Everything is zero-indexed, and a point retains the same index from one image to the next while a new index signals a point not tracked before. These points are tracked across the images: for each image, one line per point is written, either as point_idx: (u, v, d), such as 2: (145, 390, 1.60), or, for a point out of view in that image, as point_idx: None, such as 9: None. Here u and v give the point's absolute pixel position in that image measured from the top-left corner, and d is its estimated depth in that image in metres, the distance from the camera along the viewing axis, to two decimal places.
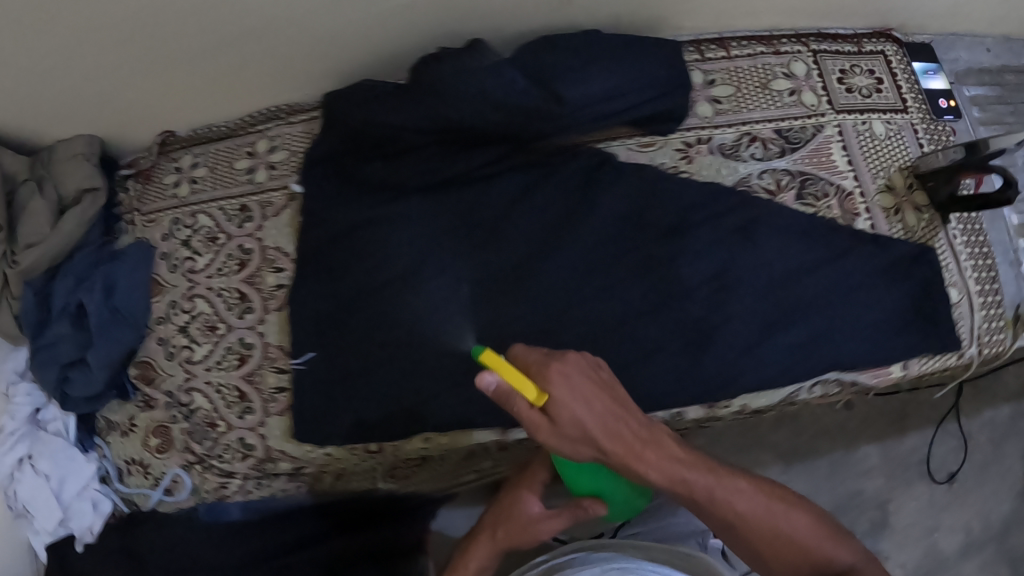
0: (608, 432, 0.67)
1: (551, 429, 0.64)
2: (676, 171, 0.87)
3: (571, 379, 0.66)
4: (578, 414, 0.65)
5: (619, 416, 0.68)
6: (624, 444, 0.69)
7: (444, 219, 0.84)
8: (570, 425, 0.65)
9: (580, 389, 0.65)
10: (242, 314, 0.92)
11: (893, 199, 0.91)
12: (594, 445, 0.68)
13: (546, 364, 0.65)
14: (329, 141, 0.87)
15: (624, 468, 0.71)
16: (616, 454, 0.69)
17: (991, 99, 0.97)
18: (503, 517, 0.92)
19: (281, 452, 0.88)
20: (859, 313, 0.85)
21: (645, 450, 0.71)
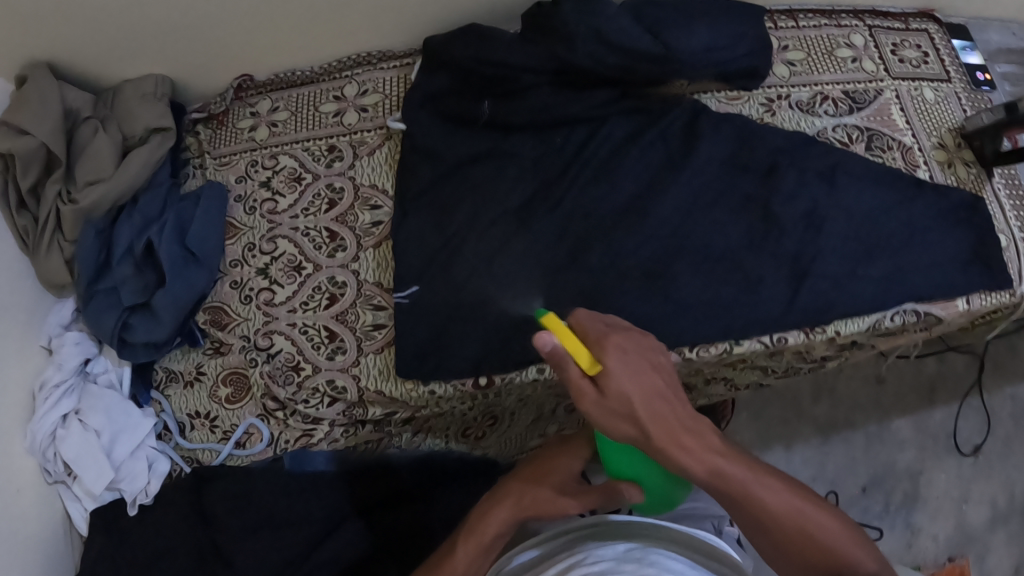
0: (652, 410, 0.58)
1: (597, 402, 0.58)
2: (763, 121, 0.94)
3: (625, 352, 0.59)
4: (626, 385, 0.57)
5: (668, 398, 0.60)
6: (669, 429, 0.59)
7: (553, 159, 0.87)
8: (615, 398, 0.58)
9: (634, 361, 0.59)
10: (333, 252, 0.89)
11: (945, 155, 1.00)
12: (636, 426, 0.59)
13: (604, 333, 0.59)
14: (436, 83, 0.90)
15: (661, 457, 0.61)
16: (658, 438, 0.59)
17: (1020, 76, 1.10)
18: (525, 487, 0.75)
19: (376, 393, 0.84)
20: (932, 254, 0.91)
21: (686, 438, 0.61)
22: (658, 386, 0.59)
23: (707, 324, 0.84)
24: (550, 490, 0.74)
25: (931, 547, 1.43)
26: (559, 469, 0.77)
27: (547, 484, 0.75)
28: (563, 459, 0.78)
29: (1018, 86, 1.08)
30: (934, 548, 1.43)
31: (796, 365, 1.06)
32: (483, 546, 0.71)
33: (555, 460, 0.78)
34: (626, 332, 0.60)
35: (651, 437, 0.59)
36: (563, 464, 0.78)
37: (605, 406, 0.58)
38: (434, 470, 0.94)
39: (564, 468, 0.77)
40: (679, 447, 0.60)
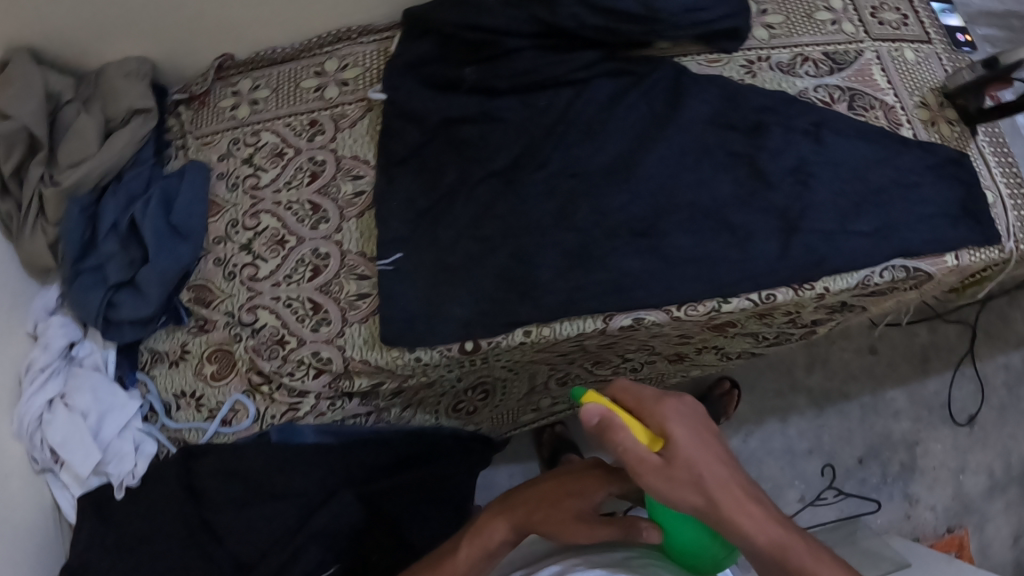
0: (716, 477, 0.61)
1: (661, 472, 0.60)
2: (744, 82, 0.93)
3: (684, 420, 0.63)
4: (688, 450, 0.61)
5: (728, 467, 0.63)
6: (733, 498, 0.61)
7: (537, 123, 0.86)
8: (677, 463, 0.61)
9: (692, 428, 0.63)
10: (316, 224, 0.88)
11: (929, 114, 1.01)
12: (702, 495, 0.61)
13: (657, 403, 0.64)
14: (418, 50, 0.89)
15: (726, 529, 0.61)
16: (725, 505, 0.61)
17: (1000, 38, 1.10)
18: (542, 499, 0.78)
19: (362, 363, 0.83)
20: (915, 209, 0.93)
21: (748, 506, 0.62)
22: (716, 453, 0.62)
23: (697, 280, 0.83)
24: (557, 514, 0.75)
25: (930, 517, 1.46)
26: (579, 492, 0.77)
27: (558, 506, 0.76)
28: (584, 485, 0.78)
29: (998, 47, 1.09)
30: (932, 518, 1.46)
31: (786, 332, 1.06)
32: (487, 549, 0.74)
33: (578, 483, 0.78)
34: (678, 401, 0.65)
35: (717, 505, 0.61)
36: (584, 488, 0.78)
37: (670, 476, 0.60)
38: (429, 441, 0.95)
39: (584, 493, 0.77)
40: (743, 517, 0.61)
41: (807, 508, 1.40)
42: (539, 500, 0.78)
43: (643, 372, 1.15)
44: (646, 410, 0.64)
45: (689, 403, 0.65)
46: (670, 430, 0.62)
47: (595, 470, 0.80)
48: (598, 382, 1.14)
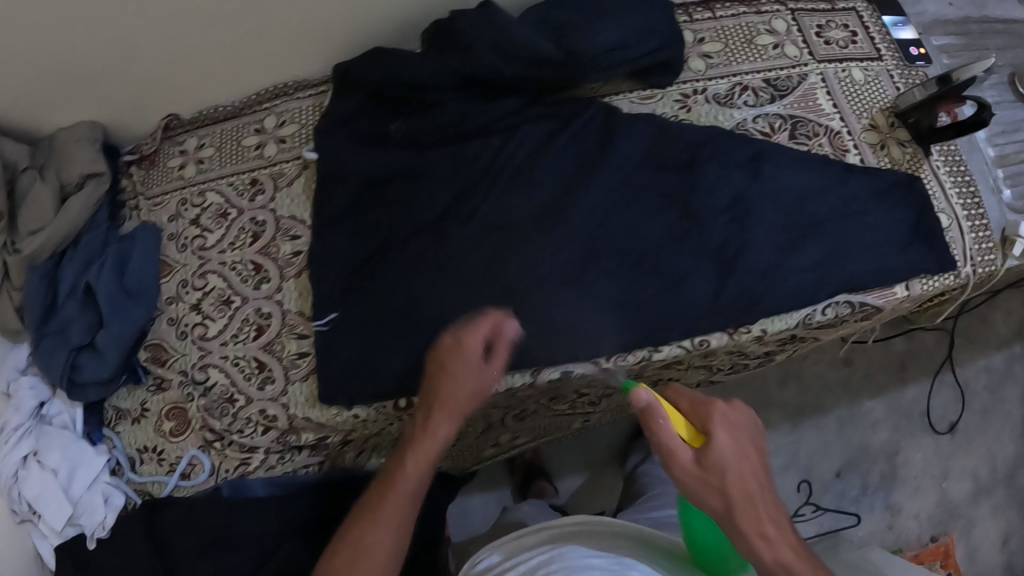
0: (744, 489, 0.65)
1: (692, 470, 0.65)
2: (678, 119, 0.91)
3: (732, 432, 0.67)
4: (725, 457, 0.65)
5: (758, 482, 0.66)
6: (752, 511, 0.65)
7: (463, 174, 0.86)
8: (711, 470, 0.65)
9: (735, 438, 0.67)
10: (258, 284, 0.91)
11: (877, 136, 0.99)
12: (723, 501, 0.65)
13: (708, 407, 0.68)
14: (345, 106, 0.90)
15: (738, 534, 0.66)
16: (742, 517, 0.65)
17: (958, 47, 1.08)
18: (443, 389, 0.72)
19: (304, 420, 0.87)
20: (864, 238, 0.90)
21: (762, 521, 0.66)
22: (753, 467, 0.66)
23: (627, 328, 0.83)
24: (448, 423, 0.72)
25: (914, 526, 1.44)
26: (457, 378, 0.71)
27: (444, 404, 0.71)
28: (465, 356, 0.71)
29: (955, 58, 1.07)
30: (916, 527, 1.44)
31: (741, 362, 1.05)
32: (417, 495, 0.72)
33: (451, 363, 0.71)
34: (728, 408, 0.69)
35: (736, 514, 0.65)
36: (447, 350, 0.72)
37: (699, 476, 0.65)
38: None
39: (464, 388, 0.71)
40: (755, 532, 0.66)
41: None
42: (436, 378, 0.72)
43: (600, 405, 1.16)
44: (697, 410, 0.69)
45: (740, 412, 0.68)
46: (713, 434, 0.66)
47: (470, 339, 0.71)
48: (557, 416, 1.15)
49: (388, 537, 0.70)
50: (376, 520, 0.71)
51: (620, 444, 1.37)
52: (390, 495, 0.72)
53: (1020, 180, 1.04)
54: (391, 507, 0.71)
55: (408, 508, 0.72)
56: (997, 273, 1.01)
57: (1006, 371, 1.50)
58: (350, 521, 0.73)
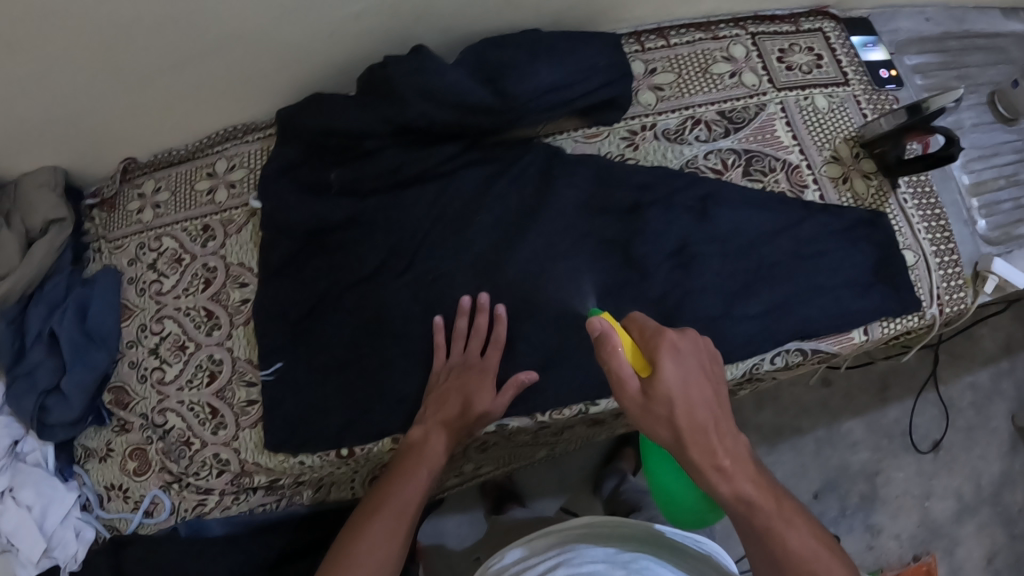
0: (692, 418, 0.61)
1: (638, 401, 0.62)
2: (623, 159, 0.89)
3: (683, 360, 0.63)
4: (672, 388, 0.61)
5: (712, 411, 0.62)
6: (705, 443, 0.61)
7: (405, 225, 0.87)
8: (661, 402, 0.61)
9: (683, 366, 0.62)
10: (211, 330, 0.94)
11: (839, 169, 0.95)
12: (673, 432, 0.62)
13: (659, 336, 0.62)
14: (289, 155, 0.91)
15: (689, 463, 0.63)
16: (693, 449, 0.61)
17: (935, 65, 1.08)
18: (442, 396, 0.82)
19: (254, 464, 0.90)
20: (816, 281, 0.88)
21: (718, 454, 0.62)
22: (706, 394, 0.62)
23: (566, 379, 0.82)
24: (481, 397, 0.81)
25: (894, 547, 1.41)
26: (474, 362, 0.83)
27: (463, 388, 0.81)
28: (472, 337, 0.83)
29: (930, 77, 1.07)
30: (897, 548, 1.41)
31: None
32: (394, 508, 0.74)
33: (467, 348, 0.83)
34: (681, 336, 0.63)
35: (686, 446, 0.62)
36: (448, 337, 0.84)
37: (646, 407, 0.62)
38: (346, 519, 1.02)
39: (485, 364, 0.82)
40: (708, 464, 0.62)
41: None
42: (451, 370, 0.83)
43: (564, 436, 1.16)
44: (648, 339, 0.64)
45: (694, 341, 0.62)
46: (662, 364, 0.61)
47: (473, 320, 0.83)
48: (520, 446, 1.15)
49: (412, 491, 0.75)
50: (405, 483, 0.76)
51: (592, 468, 1.37)
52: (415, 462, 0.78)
53: (996, 210, 1.05)
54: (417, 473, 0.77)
55: (400, 518, 0.74)
56: (968, 310, 1.00)
57: (994, 388, 1.46)
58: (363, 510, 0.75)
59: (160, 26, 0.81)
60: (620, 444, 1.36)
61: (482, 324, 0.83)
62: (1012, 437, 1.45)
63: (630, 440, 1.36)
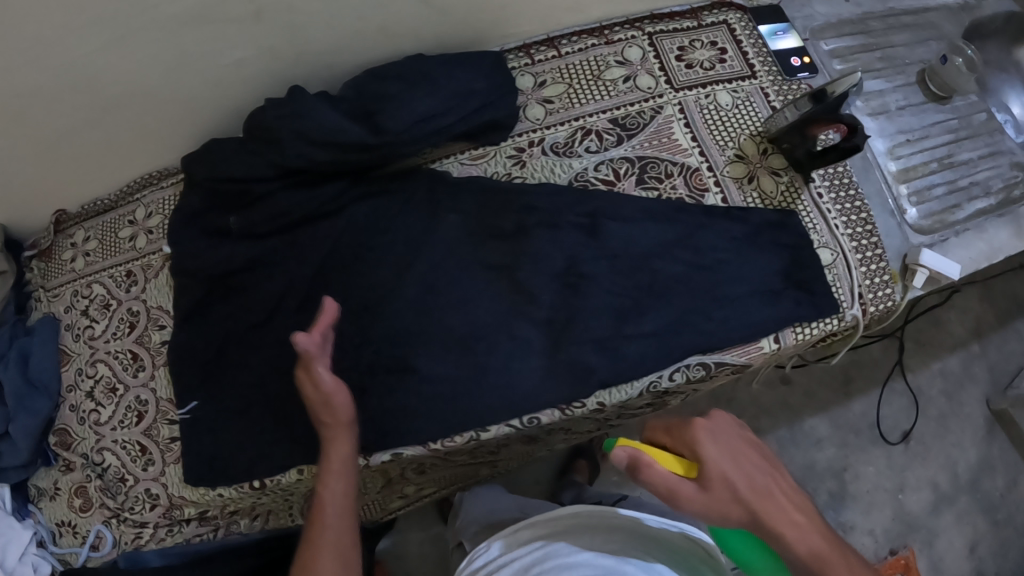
0: (753, 488, 0.67)
1: (703, 498, 0.66)
2: (509, 179, 0.88)
3: (718, 441, 0.69)
4: (722, 468, 0.67)
5: (764, 477, 0.69)
6: (774, 504, 0.67)
7: (300, 262, 0.89)
8: (719, 486, 0.67)
9: (722, 446, 0.69)
10: (137, 372, 1.00)
11: (744, 168, 0.91)
12: (743, 509, 0.67)
13: (686, 430, 0.70)
14: (194, 201, 0.95)
15: (768, 534, 0.67)
16: (766, 515, 0.66)
17: (853, 49, 1.04)
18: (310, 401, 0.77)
19: (180, 497, 0.96)
20: (716, 289, 0.84)
21: (790, 509, 0.68)
22: (753, 463, 0.69)
23: (452, 410, 0.81)
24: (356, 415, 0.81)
25: (869, 543, 1.34)
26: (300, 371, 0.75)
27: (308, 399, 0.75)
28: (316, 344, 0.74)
29: (849, 62, 1.03)
30: (872, 544, 1.34)
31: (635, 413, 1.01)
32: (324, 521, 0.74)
33: (310, 379, 0.74)
34: (707, 420, 0.71)
35: (762, 514, 0.66)
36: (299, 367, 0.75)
37: (709, 497, 0.66)
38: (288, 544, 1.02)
39: (328, 387, 0.74)
40: (787, 524, 0.66)
41: None
42: (318, 407, 0.75)
43: (503, 452, 1.13)
44: (678, 436, 0.70)
45: (718, 421, 0.70)
46: (701, 453, 0.68)
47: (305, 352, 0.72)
48: (462, 466, 1.14)
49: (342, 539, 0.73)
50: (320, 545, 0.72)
51: (548, 482, 1.35)
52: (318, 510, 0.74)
53: (927, 195, 1.00)
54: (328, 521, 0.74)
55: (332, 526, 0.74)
56: (899, 307, 0.94)
57: (962, 373, 1.43)
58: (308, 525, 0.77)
59: (51, 92, 0.84)
60: (573, 457, 1.35)
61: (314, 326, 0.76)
62: (987, 421, 1.42)
63: (584, 451, 1.36)
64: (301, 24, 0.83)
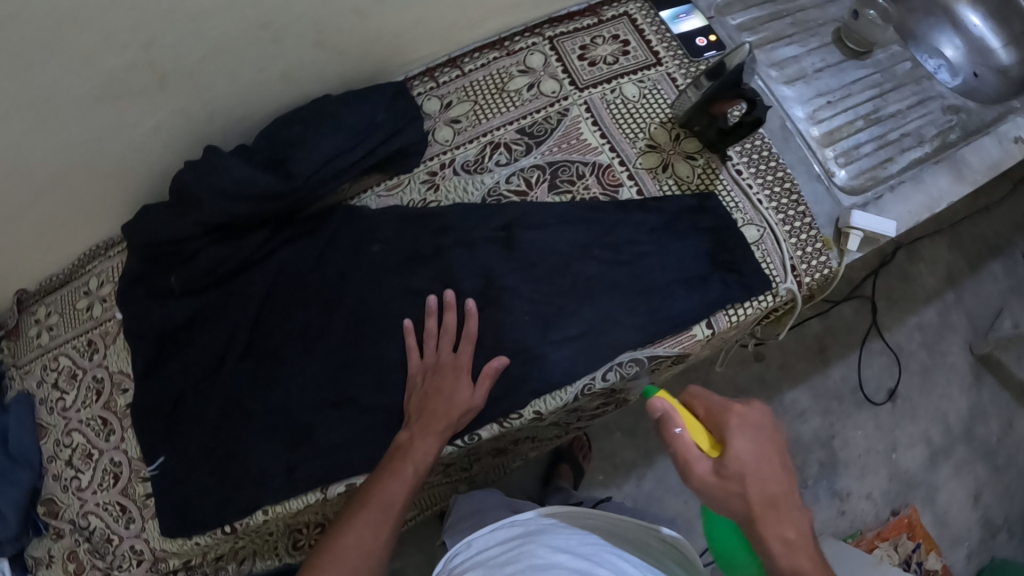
0: (764, 493, 0.62)
1: (711, 480, 0.63)
2: (425, 203, 0.91)
3: (754, 436, 0.64)
4: (744, 463, 0.62)
5: (782, 485, 0.63)
6: (776, 515, 0.62)
7: (237, 312, 0.92)
8: (733, 477, 0.62)
9: (754, 440, 0.64)
10: (108, 436, 1.04)
11: (657, 157, 0.91)
12: (744, 505, 0.62)
13: (725, 413, 0.65)
14: (133, 268, 0.97)
15: (757, 539, 0.62)
16: (764, 522, 0.61)
17: (762, 19, 1.05)
18: (424, 401, 0.80)
19: (162, 550, 0.98)
20: (640, 284, 0.84)
21: (785, 525, 0.62)
22: (776, 467, 0.63)
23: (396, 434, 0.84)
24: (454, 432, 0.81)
25: (869, 507, 1.31)
26: (445, 378, 0.80)
27: (440, 398, 0.79)
28: (444, 335, 0.82)
29: (759, 33, 1.04)
30: (871, 508, 1.31)
31: (595, 411, 1.01)
32: (377, 518, 0.74)
33: (451, 387, 0.79)
34: (748, 411, 0.66)
35: (758, 519, 0.61)
36: (425, 359, 0.83)
37: (716, 483, 0.63)
38: None
39: (463, 401, 0.79)
40: (776, 536, 0.61)
41: None
42: (444, 411, 0.78)
43: (476, 468, 1.13)
44: (714, 417, 0.66)
45: (758, 415, 0.65)
46: (729, 441, 0.64)
47: (461, 360, 0.81)
48: (437, 486, 1.14)
49: (361, 543, 0.73)
50: (346, 534, 0.73)
51: (534, 490, 1.32)
52: (364, 505, 0.74)
53: (855, 155, 0.99)
54: (360, 521, 0.73)
55: (380, 528, 0.73)
56: (839, 273, 0.91)
57: (939, 324, 1.41)
58: (340, 519, 0.76)
59: None
60: (556, 462, 1.30)
61: (448, 321, 0.83)
62: (972, 368, 1.39)
63: (564, 455, 1.30)
64: (202, 86, 0.86)
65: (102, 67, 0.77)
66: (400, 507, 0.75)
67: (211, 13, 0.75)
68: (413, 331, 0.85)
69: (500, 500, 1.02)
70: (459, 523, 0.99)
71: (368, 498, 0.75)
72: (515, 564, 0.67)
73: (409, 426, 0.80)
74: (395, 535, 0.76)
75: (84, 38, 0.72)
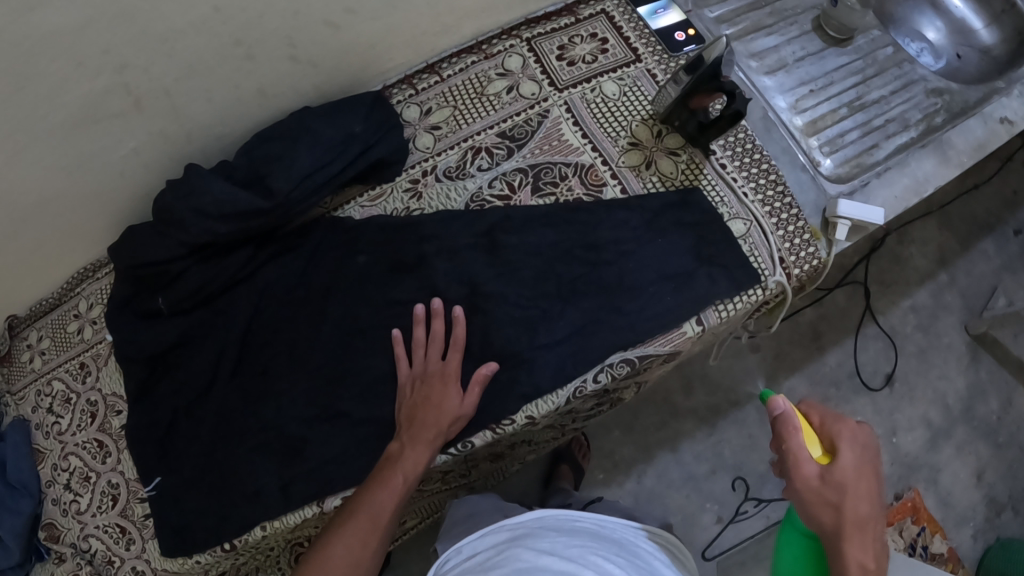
0: (859, 512, 0.61)
1: (811, 482, 0.63)
2: (408, 211, 0.91)
3: (863, 454, 0.65)
4: (847, 474, 0.63)
5: (874, 512, 0.62)
6: (863, 537, 0.60)
7: (225, 330, 0.92)
8: (832, 486, 0.62)
9: (861, 459, 0.65)
10: (104, 458, 1.04)
11: (640, 155, 0.91)
12: (835, 517, 0.61)
13: (839, 424, 0.67)
14: (120, 290, 0.97)
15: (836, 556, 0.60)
16: (852, 540, 0.60)
17: (739, 11, 1.05)
18: (416, 408, 0.80)
19: (163, 570, 0.97)
20: (627, 282, 0.84)
21: (867, 554, 0.60)
22: (873, 490, 0.63)
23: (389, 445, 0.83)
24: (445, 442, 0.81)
25: None
26: (434, 388, 0.79)
27: (428, 408, 0.78)
28: (431, 344, 0.82)
29: (737, 25, 1.04)
30: None
31: (591, 412, 1.01)
32: (371, 527, 0.74)
33: (439, 396, 0.79)
34: (861, 432, 0.67)
35: (844, 535, 0.60)
36: (416, 368, 0.82)
37: (814, 487, 0.63)
38: None
39: (450, 410, 0.78)
40: (856, 559, 0.59)
41: (728, 528, 1.28)
42: (432, 421, 0.77)
43: (474, 473, 1.13)
44: (826, 426, 0.68)
45: (870, 438, 0.66)
46: (839, 450, 0.65)
47: (448, 369, 0.80)
48: (437, 494, 1.14)
49: (348, 555, 0.73)
50: (335, 543, 0.73)
51: (535, 492, 1.31)
52: (353, 516, 0.74)
53: (839, 143, 0.98)
54: (349, 530, 0.73)
55: (370, 538, 0.73)
56: (828, 263, 0.90)
57: (934, 305, 1.40)
58: (336, 522, 0.76)
59: None
60: (555, 463, 1.29)
61: (435, 329, 0.82)
62: (969, 347, 1.39)
63: (563, 455, 1.30)
64: (178, 107, 0.85)
65: (75, 93, 0.76)
66: (388, 517, 0.74)
67: (183, 33, 0.75)
68: (401, 341, 0.84)
69: (494, 504, 1.02)
70: (452, 528, 0.99)
71: (358, 508, 0.75)
72: (501, 569, 0.66)
73: (405, 435, 0.79)
74: (385, 548, 0.76)
75: (56, 65, 0.71)
